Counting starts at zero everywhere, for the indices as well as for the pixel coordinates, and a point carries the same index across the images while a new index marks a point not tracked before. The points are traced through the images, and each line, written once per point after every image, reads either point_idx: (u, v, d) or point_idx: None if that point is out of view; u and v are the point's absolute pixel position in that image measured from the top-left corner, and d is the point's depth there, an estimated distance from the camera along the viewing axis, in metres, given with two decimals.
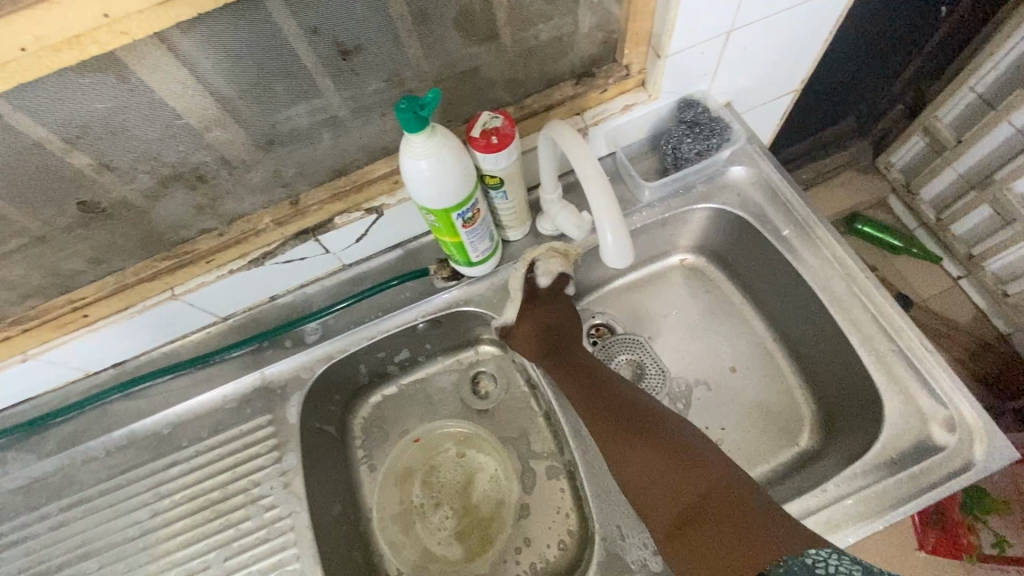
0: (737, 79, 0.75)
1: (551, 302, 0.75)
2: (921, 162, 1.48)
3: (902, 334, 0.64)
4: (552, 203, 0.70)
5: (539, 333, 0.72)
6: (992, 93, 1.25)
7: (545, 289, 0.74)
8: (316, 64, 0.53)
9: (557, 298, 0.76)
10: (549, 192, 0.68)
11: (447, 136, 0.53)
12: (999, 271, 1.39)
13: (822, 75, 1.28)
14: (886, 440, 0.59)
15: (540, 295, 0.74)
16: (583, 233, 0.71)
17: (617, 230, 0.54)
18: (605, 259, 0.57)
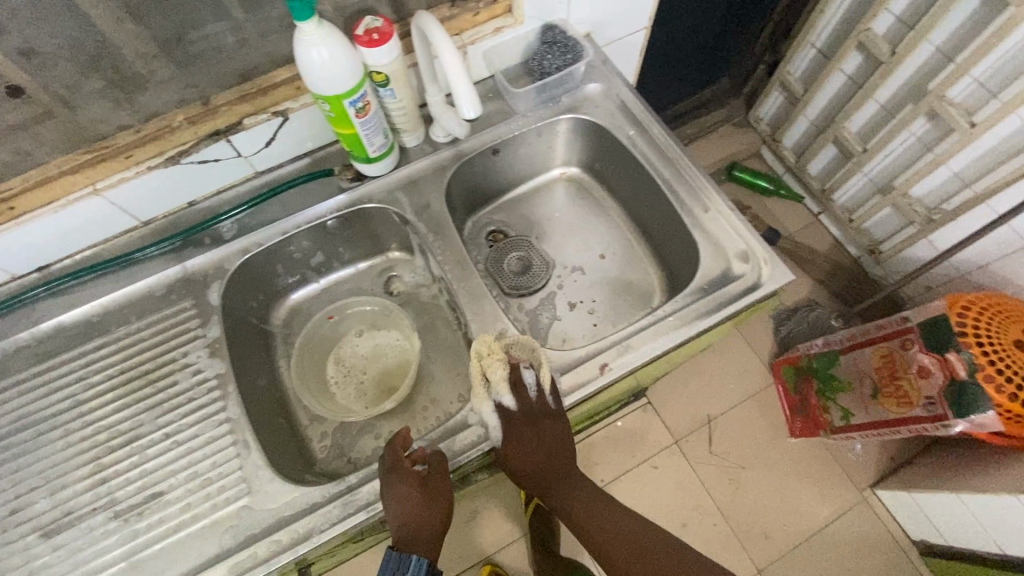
0: (592, 12, 0.91)
1: (531, 427, 0.72)
2: (782, 114, 1.74)
3: (717, 206, 0.81)
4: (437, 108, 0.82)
5: (521, 460, 0.73)
6: (826, 49, 1.50)
7: (519, 412, 0.71)
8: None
9: (539, 418, 0.72)
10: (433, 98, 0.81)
11: (332, 28, 0.65)
12: (846, 203, 1.66)
13: (692, 34, 1.49)
14: (699, 275, 0.76)
15: (514, 415, 0.71)
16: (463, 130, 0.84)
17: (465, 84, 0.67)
18: (462, 112, 0.69)
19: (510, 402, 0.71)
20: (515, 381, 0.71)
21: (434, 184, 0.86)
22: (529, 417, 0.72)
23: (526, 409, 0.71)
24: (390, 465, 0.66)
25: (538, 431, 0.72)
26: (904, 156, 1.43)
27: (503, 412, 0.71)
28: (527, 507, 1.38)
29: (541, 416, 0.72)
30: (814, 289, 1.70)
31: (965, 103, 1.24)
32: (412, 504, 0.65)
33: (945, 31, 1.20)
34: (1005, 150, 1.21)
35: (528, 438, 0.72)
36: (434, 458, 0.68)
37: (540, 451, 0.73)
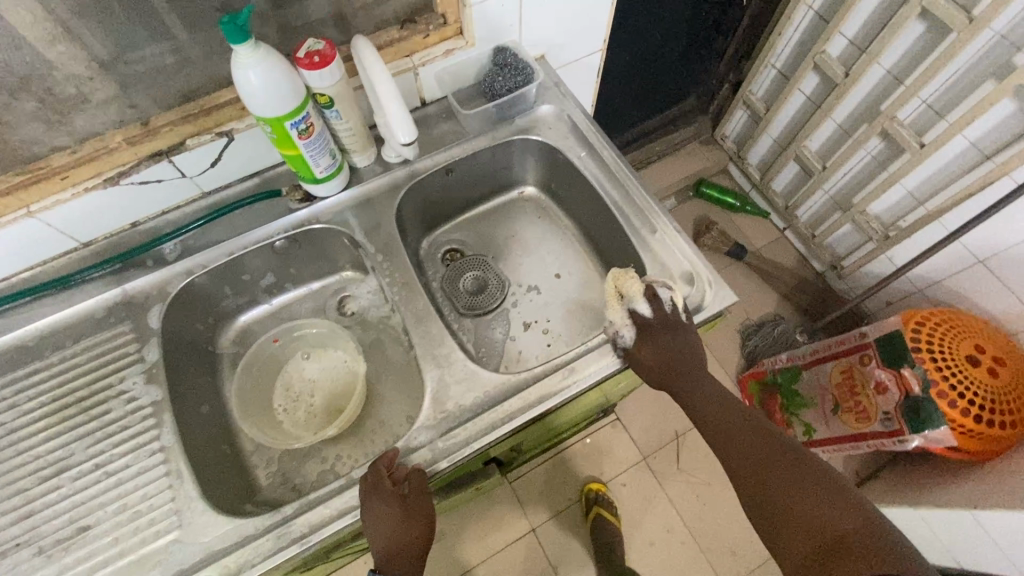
0: (545, 34, 0.92)
1: (667, 333, 0.74)
2: (747, 131, 1.77)
3: (665, 228, 0.81)
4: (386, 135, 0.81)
5: (653, 359, 0.72)
6: (786, 69, 1.54)
7: (656, 318, 0.74)
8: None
9: (675, 327, 0.74)
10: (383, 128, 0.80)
11: (270, 51, 0.65)
12: (809, 218, 1.69)
13: (656, 53, 1.52)
14: None
15: (651, 325, 0.74)
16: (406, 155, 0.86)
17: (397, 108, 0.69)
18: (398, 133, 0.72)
19: (648, 313, 0.75)
20: (651, 295, 0.75)
21: (384, 205, 0.86)
22: (664, 326, 0.74)
23: (661, 318, 0.74)
24: (370, 486, 0.64)
25: (673, 336, 0.73)
26: (862, 174, 1.46)
27: (636, 320, 0.74)
28: (589, 515, 1.40)
29: (676, 325, 0.74)
30: (779, 304, 1.73)
31: (914, 123, 1.27)
32: (390, 526, 0.63)
33: (896, 54, 1.24)
34: (954, 169, 1.25)
35: (663, 341, 0.73)
36: (412, 477, 0.66)
37: (672, 358, 0.72)
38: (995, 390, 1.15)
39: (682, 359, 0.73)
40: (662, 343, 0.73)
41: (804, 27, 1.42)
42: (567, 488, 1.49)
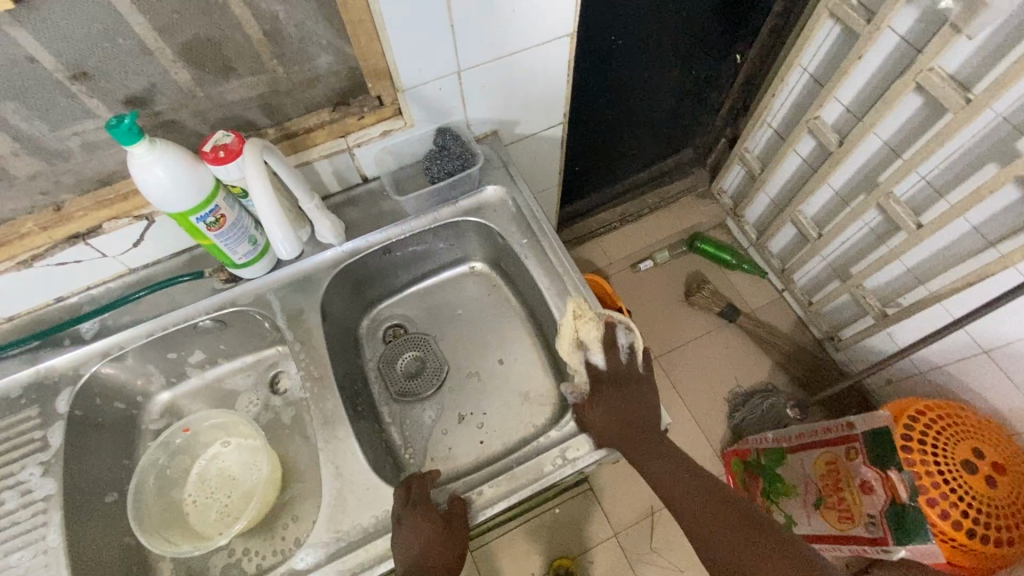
0: (493, 111, 0.88)
1: (619, 387, 0.74)
2: (744, 187, 1.69)
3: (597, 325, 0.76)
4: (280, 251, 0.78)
5: (609, 417, 0.71)
6: (781, 129, 1.46)
7: (608, 370, 0.76)
8: (38, 91, 0.61)
9: (625, 381, 0.76)
10: (281, 248, 0.76)
11: (170, 147, 0.62)
12: (805, 284, 1.61)
13: (642, 109, 1.47)
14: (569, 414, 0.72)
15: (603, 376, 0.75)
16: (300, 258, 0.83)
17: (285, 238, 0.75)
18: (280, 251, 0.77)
19: (600, 363, 0.76)
20: (607, 343, 0.76)
21: (311, 289, 0.82)
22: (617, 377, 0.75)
23: (614, 369, 0.76)
24: (416, 497, 0.66)
25: (625, 392, 0.74)
26: (860, 245, 1.36)
27: (590, 370, 0.76)
28: None
29: (629, 376, 0.76)
30: (773, 372, 1.62)
31: (912, 200, 1.18)
32: (430, 541, 0.63)
33: (892, 125, 1.15)
34: (956, 252, 1.14)
35: (617, 397, 0.73)
36: (455, 503, 0.66)
37: (627, 412, 0.72)
38: (992, 503, 1.05)
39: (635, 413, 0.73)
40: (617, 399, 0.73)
41: (799, 88, 1.35)
42: (534, 558, 1.42)
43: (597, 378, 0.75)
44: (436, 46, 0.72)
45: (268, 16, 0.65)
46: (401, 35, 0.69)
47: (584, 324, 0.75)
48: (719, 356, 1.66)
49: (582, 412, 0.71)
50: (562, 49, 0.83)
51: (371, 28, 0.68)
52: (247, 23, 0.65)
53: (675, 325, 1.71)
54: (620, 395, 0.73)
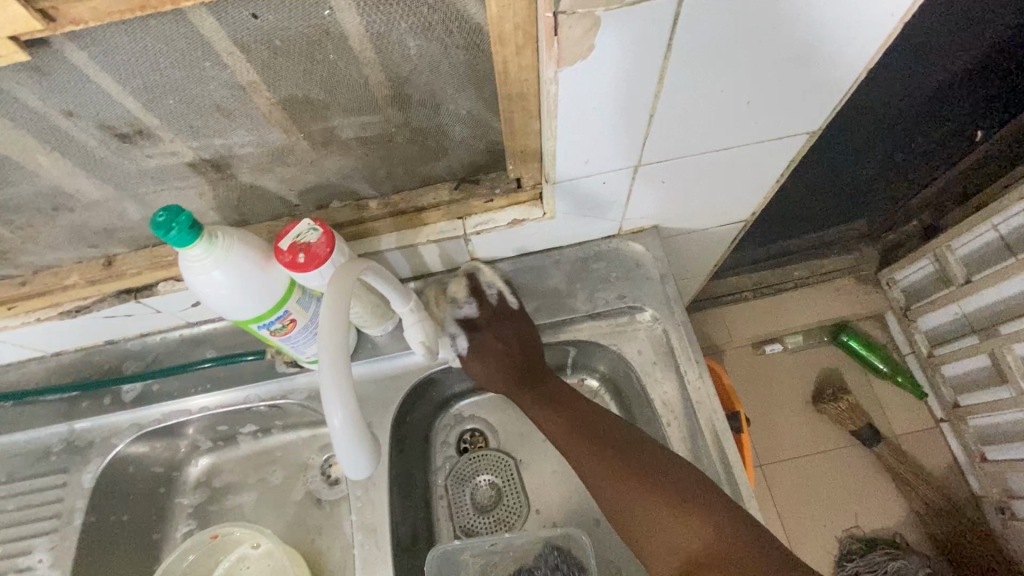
0: (660, 208, 0.65)
1: (497, 330, 0.66)
2: (926, 287, 1.32)
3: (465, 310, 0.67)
4: (335, 437, 0.43)
5: (494, 371, 0.65)
6: (1013, 238, 1.09)
7: (482, 317, 0.67)
8: (87, 141, 0.46)
9: (502, 321, 0.66)
10: (337, 418, 0.42)
11: (234, 244, 0.45)
12: (982, 430, 1.27)
13: (824, 177, 1.15)
14: None
15: (480, 325, 0.66)
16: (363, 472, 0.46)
17: (347, 414, 0.42)
18: (339, 450, 0.44)
19: (473, 313, 0.67)
20: (474, 287, 0.68)
21: (387, 396, 0.66)
22: (495, 319, 0.66)
23: (489, 316, 0.67)
24: None
25: (502, 333, 0.65)
26: None
27: (467, 324, 0.67)
28: None
29: (503, 317, 0.66)
30: (907, 523, 1.31)
31: None
32: None
33: None
34: None
35: (490, 348, 0.65)
36: None
37: (509, 359, 0.65)
38: None
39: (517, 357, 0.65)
40: (494, 350, 0.65)
41: None
42: None
43: (473, 328, 0.67)
44: (618, 136, 0.50)
45: (393, 77, 0.46)
46: (574, 123, 0.47)
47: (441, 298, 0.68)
48: (841, 482, 1.35)
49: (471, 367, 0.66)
50: (791, 148, 0.57)
51: (535, 107, 0.47)
52: (364, 87, 0.46)
53: (791, 431, 1.41)
54: (491, 348, 0.65)
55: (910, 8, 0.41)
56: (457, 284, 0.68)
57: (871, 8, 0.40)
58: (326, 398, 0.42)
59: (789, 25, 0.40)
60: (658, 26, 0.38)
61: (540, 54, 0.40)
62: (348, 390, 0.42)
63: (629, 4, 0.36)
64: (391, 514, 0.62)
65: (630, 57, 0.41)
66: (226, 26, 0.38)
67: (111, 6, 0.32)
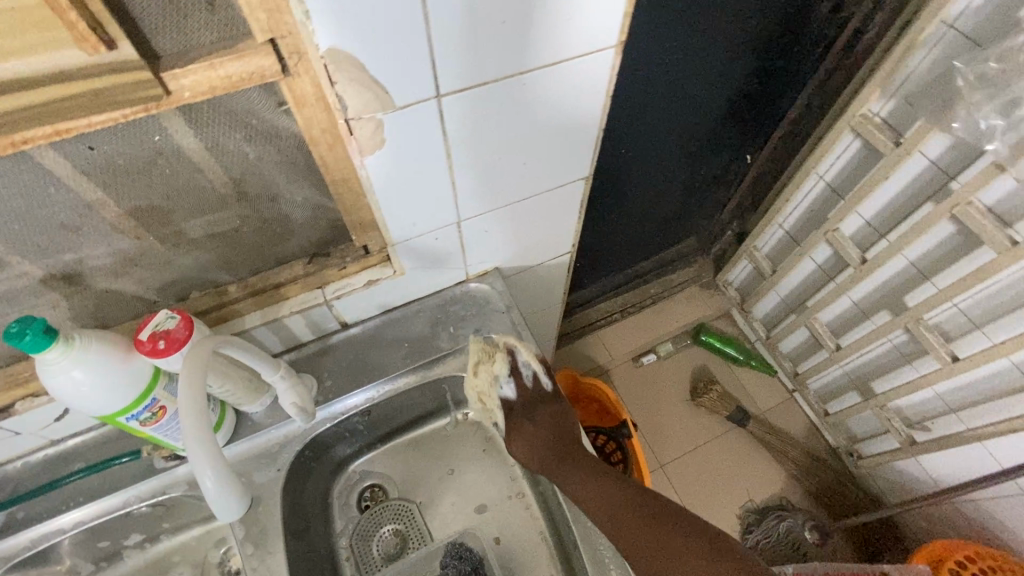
0: (494, 252, 0.78)
1: (533, 411, 0.76)
2: (751, 283, 1.59)
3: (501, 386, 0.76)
4: (208, 491, 0.51)
5: (535, 446, 0.73)
6: (794, 232, 1.37)
7: (518, 399, 0.76)
8: None
9: (537, 403, 0.77)
10: (207, 479, 0.50)
11: (94, 342, 0.50)
12: (820, 390, 1.51)
13: (648, 207, 1.38)
14: None
15: (517, 407, 0.76)
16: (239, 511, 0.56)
17: (217, 476, 0.51)
18: (218, 503, 0.53)
19: (511, 393, 0.76)
20: (512, 371, 0.76)
21: (272, 466, 0.69)
22: (529, 400, 0.77)
23: (523, 398, 0.77)
24: None
25: (540, 415, 0.75)
26: (882, 360, 1.27)
27: (505, 404, 0.76)
28: None
29: (540, 399, 0.77)
30: (789, 487, 1.49)
31: (945, 327, 1.09)
32: None
33: (922, 248, 1.06)
34: (993, 387, 1.06)
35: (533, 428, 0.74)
36: None
37: (550, 432, 0.74)
38: None
39: (555, 436, 0.73)
40: (535, 429, 0.74)
41: (812, 197, 1.28)
42: None
43: (510, 410, 0.76)
44: (433, 201, 0.62)
45: (229, 179, 0.54)
46: (393, 196, 0.58)
47: (484, 365, 0.74)
48: (729, 466, 1.52)
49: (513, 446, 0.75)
50: (577, 190, 0.73)
51: (357, 186, 0.57)
52: (202, 185, 0.54)
53: (680, 429, 1.57)
54: (529, 427, 0.74)
55: (608, 88, 0.58)
56: (499, 362, 0.74)
57: (580, 92, 0.57)
58: (198, 466, 0.50)
59: (529, 107, 0.56)
60: (429, 119, 0.51)
61: (346, 147, 0.52)
62: (215, 456, 0.50)
63: (399, 107, 0.49)
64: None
65: (418, 142, 0.53)
66: (63, 157, 0.45)
67: None
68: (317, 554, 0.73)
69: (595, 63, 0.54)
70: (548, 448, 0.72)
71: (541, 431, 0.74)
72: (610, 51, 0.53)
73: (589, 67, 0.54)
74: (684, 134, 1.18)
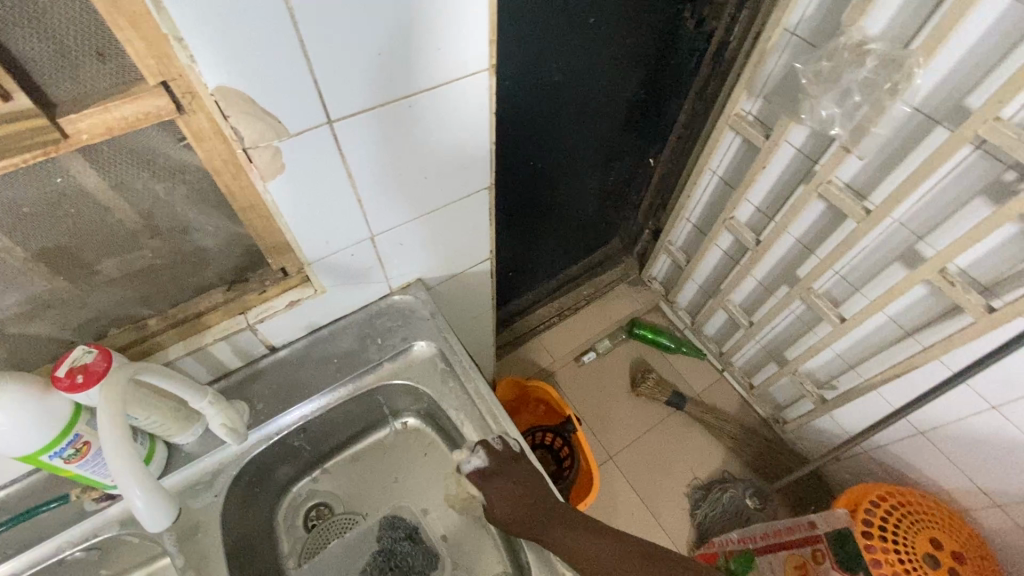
0: (412, 265, 0.83)
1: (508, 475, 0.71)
2: (672, 276, 1.72)
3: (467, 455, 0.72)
4: (137, 506, 0.54)
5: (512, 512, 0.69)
6: (700, 224, 1.50)
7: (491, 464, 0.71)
8: None
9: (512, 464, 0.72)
10: (136, 494, 0.53)
11: (8, 381, 0.51)
12: (744, 366, 1.64)
13: (567, 213, 1.47)
14: None
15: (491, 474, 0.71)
16: (168, 525, 0.58)
17: (146, 490, 0.54)
18: (148, 517, 0.56)
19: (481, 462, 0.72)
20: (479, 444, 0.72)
21: (209, 493, 0.70)
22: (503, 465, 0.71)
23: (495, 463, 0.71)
24: None
25: (515, 475, 0.71)
26: (789, 329, 1.40)
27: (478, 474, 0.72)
28: None
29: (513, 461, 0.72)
30: (728, 460, 1.60)
31: (832, 292, 1.23)
32: None
33: (803, 224, 1.20)
34: (878, 340, 1.20)
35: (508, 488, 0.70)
36: None
37: (525, 493, 0.70)
38: None
39: (531, 494, 0.70)
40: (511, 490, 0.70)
41: (710, 190, 1.41)
42: None
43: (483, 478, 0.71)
44: (343, 219, 0.67)
45: (139, 213, 0.57)
46: (302, 217, 0.63)
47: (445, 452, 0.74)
48: (673, 448, 1.61)
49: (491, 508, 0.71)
50: (481, 200, 0.80)
51: (266, 210, 0.61)
52: (112, 222, 0.56)
53: (623, 420, 1.65)
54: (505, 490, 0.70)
55: (490, 106, 0.65)
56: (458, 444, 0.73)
57: (465, 111, 0.64)
58: (125, 482, 0.52)
59: (419, 128, 0.62)
60: (325, 144, 0.57)
61: (250, 174, 0.56)
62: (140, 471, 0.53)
63: (294, 134, 0.54)
64: None
65: (318, 165, 0.58)
66: None
67: None
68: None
69: (474, 86, 0.61)
70: (526, 508, 0.69)
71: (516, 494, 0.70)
72: (484, 74, 0.61)
73: (468, 90, 0.61)
74: (589, 143, 1.28)
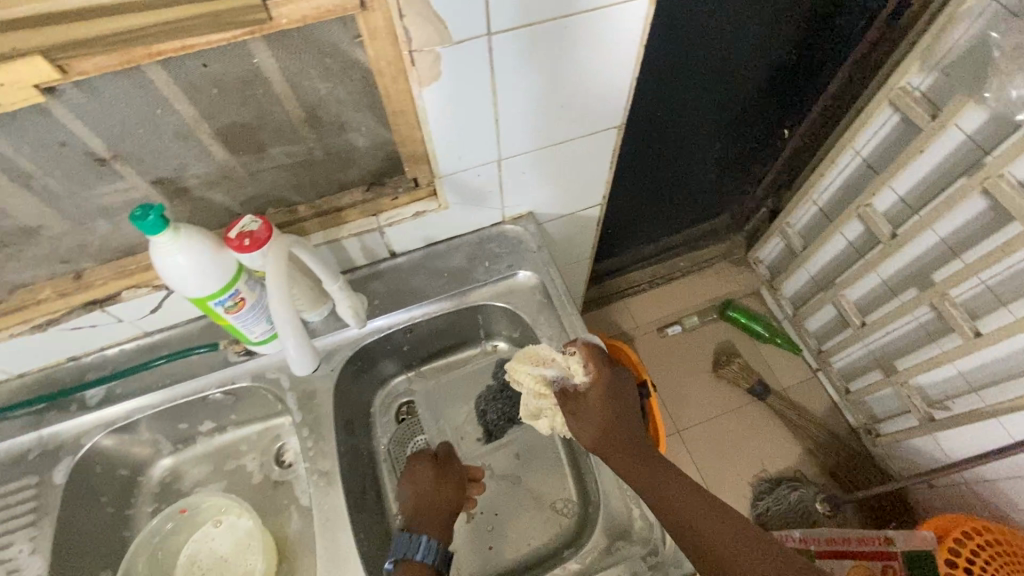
0: (529, 196, 0.85)
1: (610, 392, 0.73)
2: (782, 262, 1.62)
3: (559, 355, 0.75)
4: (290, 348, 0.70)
5: (602, 427, 0.71)
6: (827, 209, 1.39)
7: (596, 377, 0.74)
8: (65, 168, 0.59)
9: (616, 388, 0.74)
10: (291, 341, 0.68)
11: (194, 233, 0.60)
12: (844, 368, 1.53)
13: (682, 176, 1.41)
14: (601, 526, 0.68)
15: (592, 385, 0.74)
16: (307, 367, 0.75)
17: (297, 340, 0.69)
18: (297, 358, 0.72)
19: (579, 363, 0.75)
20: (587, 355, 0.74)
21: (326, 367, 0.79)
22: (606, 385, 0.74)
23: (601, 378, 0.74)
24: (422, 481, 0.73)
25: (617, 401, 0.73)
26: (907, 337, 1.28)
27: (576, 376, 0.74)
28: None
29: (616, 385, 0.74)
30: (804, 461, 1.52)
31: (971, 304, 1.10)
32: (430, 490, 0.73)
33: (953, 223, 1.07)
34: (1016, 365, 1.06)
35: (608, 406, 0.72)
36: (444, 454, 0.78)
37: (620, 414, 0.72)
38: None
39: (628, 424, 0.72)
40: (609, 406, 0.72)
41: (849, 172, 1.28)
42: None
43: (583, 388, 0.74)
44: (479, 137, 0.70)
45: (308, 104, 0.63)
46: (444, 127, 0.66)
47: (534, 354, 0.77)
48: (746, 436, 1.56)
49: (580, 416, 0.72)
50: (609, 138, 0.79)
51: (414, 118, 0.65)
52: (286, 110, 0.63)
53: (698, 397, 1.62)
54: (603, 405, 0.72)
55: (642, 37, 0.64)
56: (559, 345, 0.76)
57: (617, 38, 0.63)
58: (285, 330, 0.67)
59: (569, 51, 0.62)
60: (481, 56, 0.59)
61: (408, 79, 0.60)
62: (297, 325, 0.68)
63: (456, 41, 0.56)
64: (339, 457, 0.75)
65: (469, 76, 0.61)
66: (182, 73, 0.55)
67: (103, 62, 0.49)
68: (360, 450, 0.83)
69: (632, 13, 0.60)
70: (620, 434, 0.71)
71: (614, 416, 0.72)
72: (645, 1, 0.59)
73: (625, 17, 0.60)
74: (721, 104, 1.21)
